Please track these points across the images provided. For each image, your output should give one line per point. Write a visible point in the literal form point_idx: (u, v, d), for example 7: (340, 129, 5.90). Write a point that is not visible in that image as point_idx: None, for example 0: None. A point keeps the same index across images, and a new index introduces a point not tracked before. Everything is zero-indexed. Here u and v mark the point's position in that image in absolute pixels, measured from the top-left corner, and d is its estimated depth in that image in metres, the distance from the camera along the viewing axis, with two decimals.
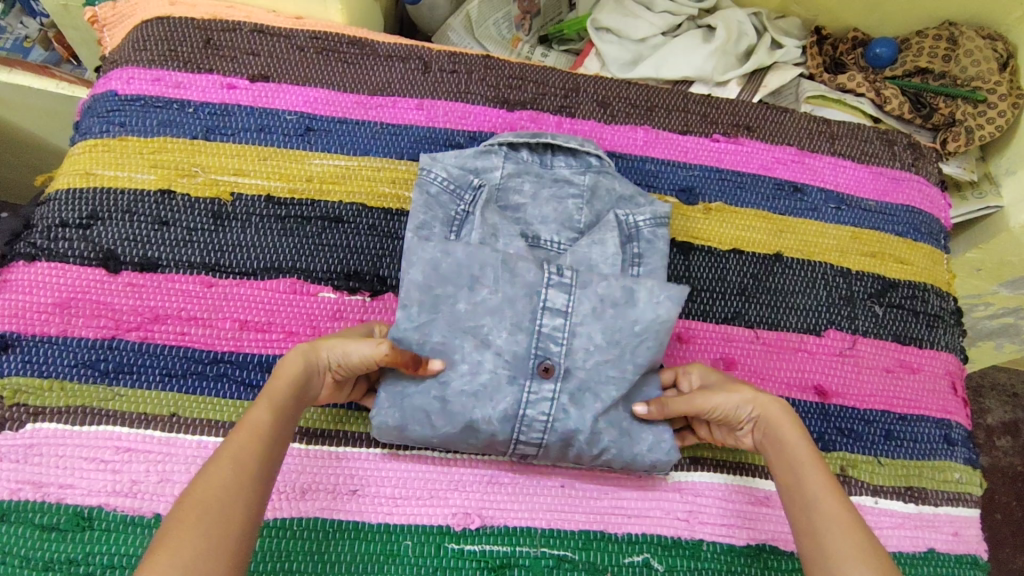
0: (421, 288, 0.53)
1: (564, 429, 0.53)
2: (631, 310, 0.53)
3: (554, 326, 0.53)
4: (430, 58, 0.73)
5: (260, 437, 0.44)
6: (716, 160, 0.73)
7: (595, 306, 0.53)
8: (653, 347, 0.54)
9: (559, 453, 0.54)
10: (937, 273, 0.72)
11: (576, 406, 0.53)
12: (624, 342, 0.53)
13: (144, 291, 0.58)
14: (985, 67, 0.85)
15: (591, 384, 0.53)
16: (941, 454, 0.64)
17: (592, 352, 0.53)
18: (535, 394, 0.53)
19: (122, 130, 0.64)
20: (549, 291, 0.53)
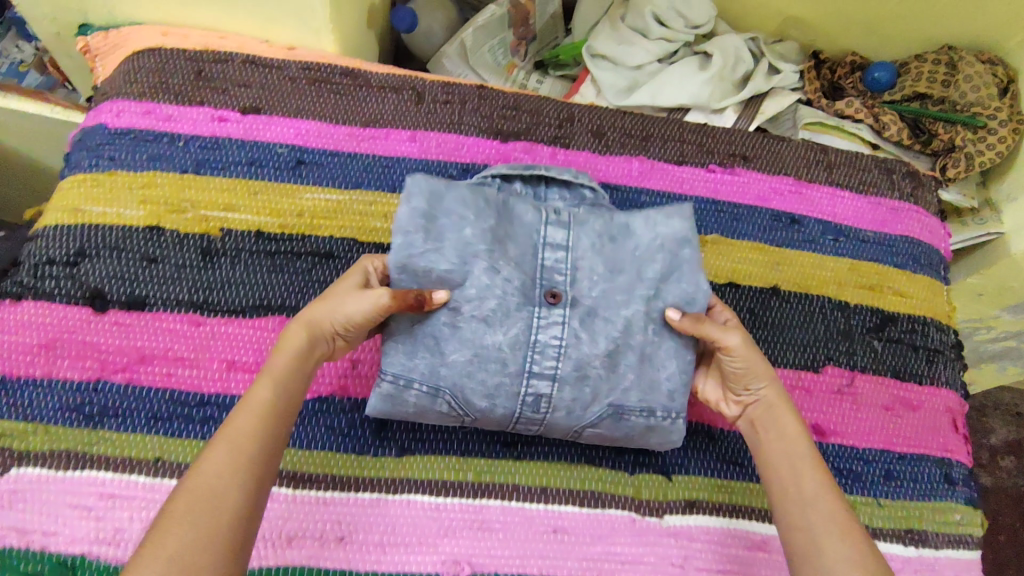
0: (421, 216, 0.53)
1: (576, 358, 0.52)
2: (629, 239, 0.54)
3: (557, 259, 0.53)
4: (424, 88, 0.72)
5: (261, 417, 0.46)
6: (712, 191, 0.72)
7: (594, 241, 0.54)
8: (661, 265, 0.54)
9: (575, 386, 0.52)
10: (937, 305, 0.71)
11: (587, 332, 0.52)
12: (629, 268, 0.53)
13: (131, 331, 0.58)
14: (984, 93, 0.84)
15: (601, 309, 0.52)
16: (941, 495, 0.63)
17: (598, 280, 0.53)
18: (545, 319, 0.52)
19: (111, 164, 0.64)
20: (549, 227, 0.54)
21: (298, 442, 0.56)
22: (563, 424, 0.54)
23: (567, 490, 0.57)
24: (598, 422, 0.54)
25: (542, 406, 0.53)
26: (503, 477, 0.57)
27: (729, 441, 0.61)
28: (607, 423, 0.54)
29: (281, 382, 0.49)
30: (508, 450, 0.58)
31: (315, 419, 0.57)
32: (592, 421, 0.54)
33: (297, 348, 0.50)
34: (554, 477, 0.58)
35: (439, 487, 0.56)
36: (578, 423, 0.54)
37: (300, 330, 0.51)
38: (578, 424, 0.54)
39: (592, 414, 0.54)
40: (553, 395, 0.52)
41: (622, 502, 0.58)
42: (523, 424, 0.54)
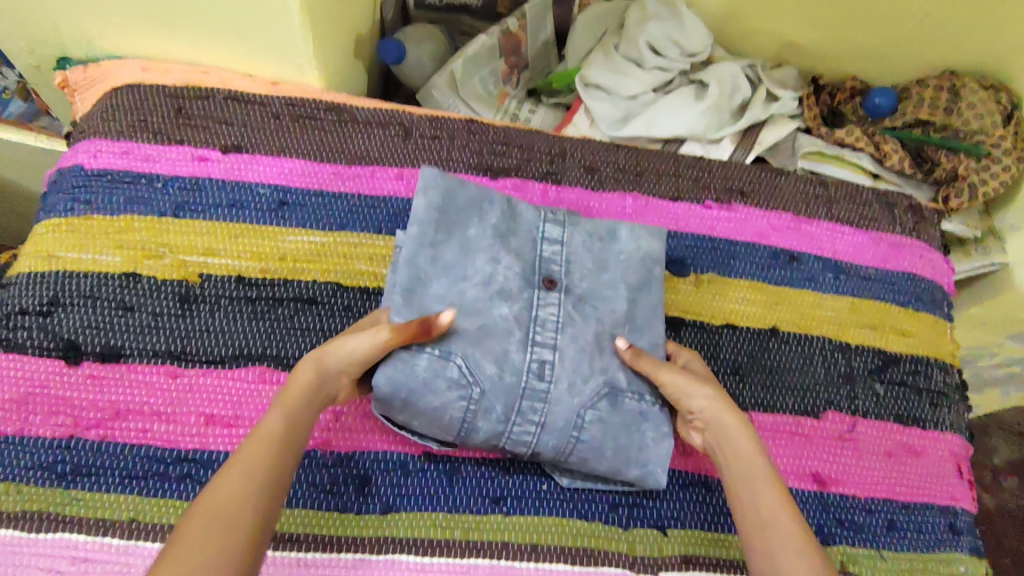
0: (437, 209, 0.55)
1: (573, 335, 0.54)
2: (616, 242, 0.59)
3: (554, 251, 0.57)
4: (411, 122, 0.70)
5: (269, 447, 0.43)
6: (708, 228, 0.70)
7: (585, 240, 0.58)
8: (638, 274, 0.59)
9: (575, 364, 0.54)
10: (940, 345, 0.69)
11: (580, 315, 0.55)
12: (614, 266, 0.58)
13: (105, 384, 0.56)
14: (989, 121, 0.81)
15: (593, 295, 0.56)
16: (946, 545, 0.61)
17: (588, 273, 0.57)
18: (543, 301, 0.55)
19: (87, 208, 0.62)
20: (545, 226, 0.58)
21: None
22: (566, 406, 0.53)
23: (559, 547, 0.55)
24: (599, 402, 0.54)
25: (545, 376, 0.53)
26: (492, 535, 0.55)
27: (728, 492, 0.59)
28: (604, 406, 0.54)
29: (288, 413, 0.45)
30: (497, 506, 0.56)
31: (297, 475, 0.55)
32: (594, 399, 0.54)
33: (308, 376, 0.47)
34: (545, 533, 0.56)
35: (426, 545, 0.54)
36: (580, 400, 0.53)
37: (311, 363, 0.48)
38: (578, 408, 0.53)
39: (591, 391, 0.54)
40: (555, 365, 0.53)
41: (617, 559, 0.56)
42: (529, 400, 0.53)
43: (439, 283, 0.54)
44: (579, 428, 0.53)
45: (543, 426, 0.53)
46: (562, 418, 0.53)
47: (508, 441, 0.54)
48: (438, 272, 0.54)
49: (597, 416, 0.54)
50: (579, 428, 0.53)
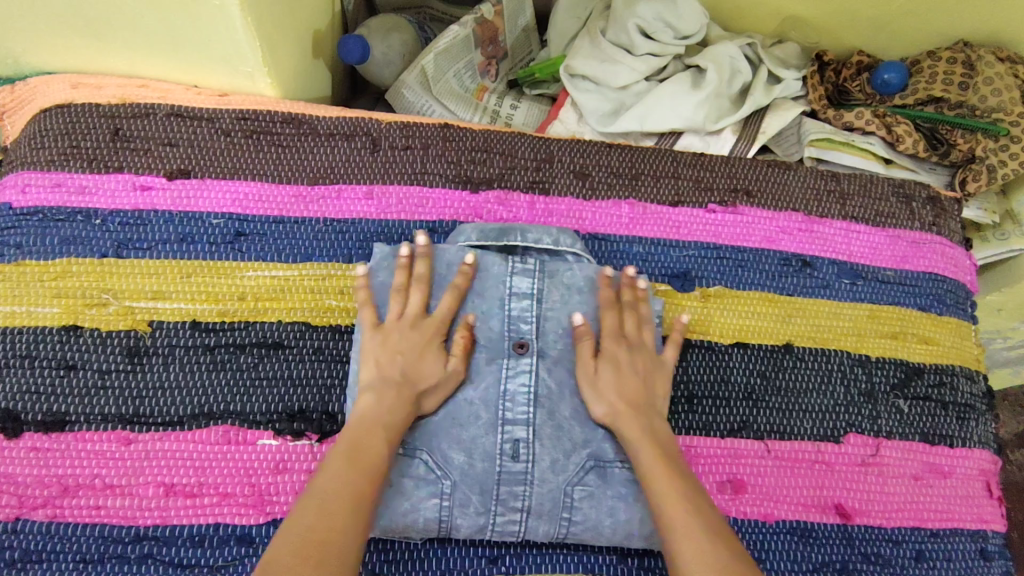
0: (388, 289, 0.54)
1: (549, 409, 0.52)
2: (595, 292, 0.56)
3: (523, 308, 0.54)
4: (379, 131, 0.63)
5: (357, 464, 0.44)
6: (713, 234, 0.64)
7: (564, 293, 0.55)
8: None
9: (554, 443, 0.52)
10: (965, 350, 0.64)
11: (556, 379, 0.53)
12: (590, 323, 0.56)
13: (49, 457, 0.50)
14: (1008, 97, 0.75)
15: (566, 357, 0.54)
16: (979, 574, 0.57)
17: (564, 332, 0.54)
18: (514, 369, 0.53)
19: (19, 252, 0.55)
20: (515, 279, 0.55)
21: None
22: (549, 487, 0.51)
23: None
24: (585, 478, 0.51)
25: (520, 455, 0.51)
26: None
27: (744, 532, 0.55)
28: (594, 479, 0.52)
29: (391, 442, 0.47)
30: (495, 567, 0.52)
31: None
32: (580, 475, 0.51)
33: (393, 421, 0.48)
34: None
35: None
36: (564, 478, 0.51)
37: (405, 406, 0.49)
38: (565, 487, 0.51)
39: (576, 466, 0.51)
40: (530, 443, 0.51)
41: None
42: (507, 484, 0.50)
43: None
44: (571, 513, 0.51)
45: (529, 513, 0.51)
46: (547, 500, 0.51)
47: (493, 532, 0.51)
48: None
49: (586, 492, 0.51)
50: (569, 509, 0.51)
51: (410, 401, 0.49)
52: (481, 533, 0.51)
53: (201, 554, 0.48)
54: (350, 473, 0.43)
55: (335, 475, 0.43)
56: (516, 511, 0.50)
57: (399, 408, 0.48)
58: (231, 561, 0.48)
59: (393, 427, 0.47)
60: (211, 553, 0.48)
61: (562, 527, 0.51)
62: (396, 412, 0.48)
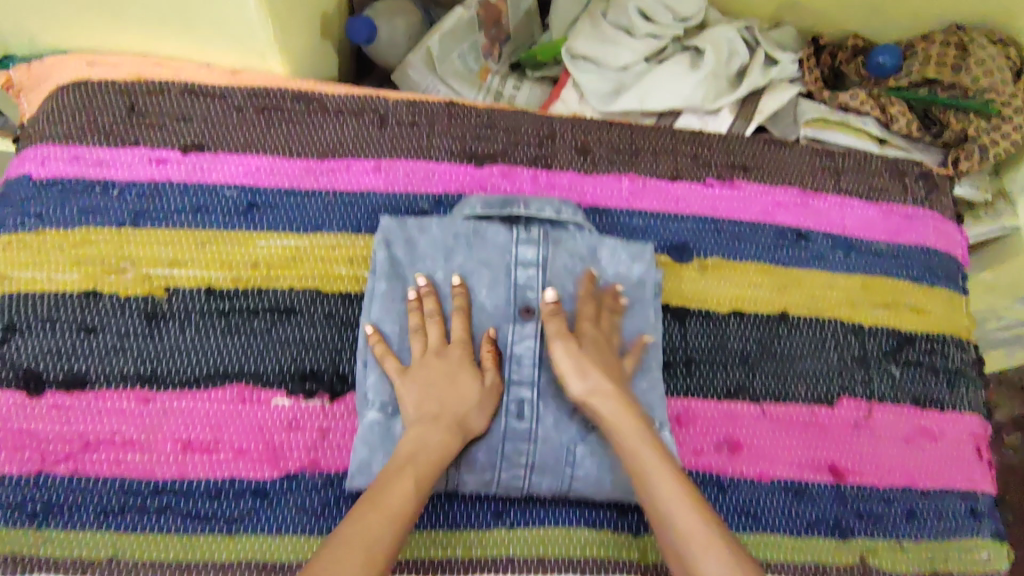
0: (398, 262, 0.56)
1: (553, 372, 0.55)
2: (597, 262, 0.58)
3: (529, 276, 0.56)
4: (387, 108, 0.65)
5: (388, 513, 0.44)
6: (711, 208, 0.66)
7: (567, 262, 0.57)
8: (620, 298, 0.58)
9: (558, 403, 0.54)
10: (956, 320, 0.66)
11: None
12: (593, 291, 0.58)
13: (71, 415, 0.52)
14: (998, 78, 0.77)
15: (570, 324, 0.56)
16: (966, 531, 0.59)
17: (569, 298, 0.57)
18: (519, 334, 0.55)
19: (38, 221, 0.57)
20: (519, 248, 0.57)
21: (268, 528, 0.50)
22: (553, 445, 0.53)
23: (567, 559, 0.53)
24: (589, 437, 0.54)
25: (525, 415, 0.53)
26: (498, 550, 0.53)
27: (740, 489, 0.57)
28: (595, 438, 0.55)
29: (421, 486, 0.47)
30: (500, 520, 0.53)
31: (288, 499, 0.51)
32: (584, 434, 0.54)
33: (431, 457, 0.48)
34: (552, 545, 0.53)
35: (429, 566, 0.52)
36: (567, 437, 0.53)
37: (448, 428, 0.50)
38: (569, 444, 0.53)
39: (580, 425, 0.54)
40: (535, 403, 0.54)
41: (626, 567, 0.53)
42: (512, 443, 0.53)
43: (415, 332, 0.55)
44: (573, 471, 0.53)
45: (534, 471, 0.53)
46: (552, 457, 0.53)
47: (499, 487, 0.53)
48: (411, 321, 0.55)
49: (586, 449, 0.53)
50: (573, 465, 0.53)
51: (455, 431, 0.50)
52: (488, 487, 0.53)
53: (218, 507, 0.50)
54: (379, 515, 0.44)
55: (359, 522, 0.44)
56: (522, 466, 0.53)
57: (442, 438, 0.49)
58: (247, 512, 0.51)
59: (427, 464, 0.48)
60: (227, 506, 0.51)
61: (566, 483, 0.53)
62: (439, 440, 0.49)
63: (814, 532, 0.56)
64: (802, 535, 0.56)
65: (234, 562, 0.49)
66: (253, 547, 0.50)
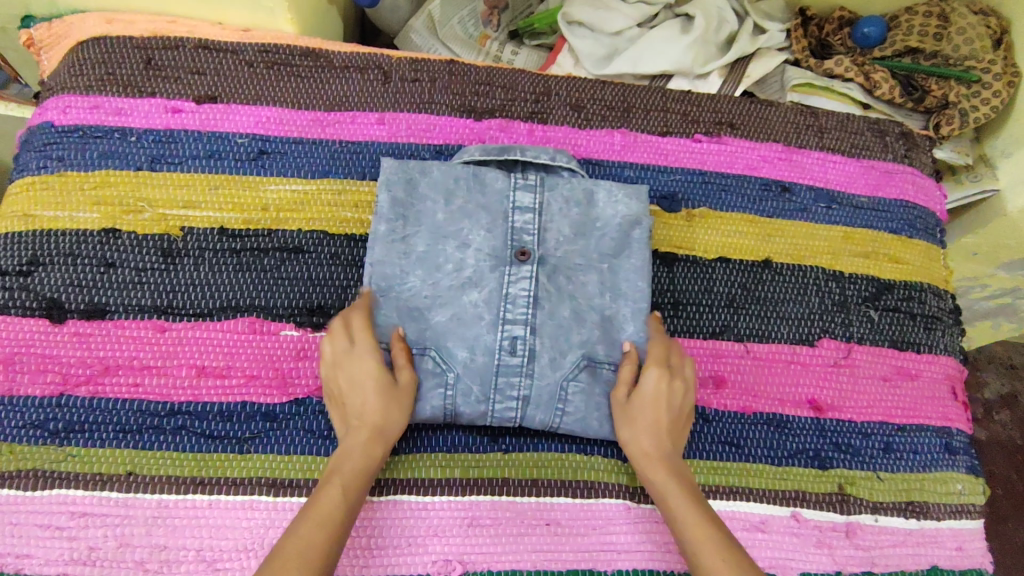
0: (400, 205, 0.57)
1: (549, 311, 0.55)
2: (594, 206, 0.59)
3: (526, 220, 0.57)
4: (390, 65, 0.68)
5: (319, 524, 0.44)
6: (699, 162, 0.69)
7: (563, 207, 0.58)
8: (615, 240, 0.59)
9: (553, 341, 0.55)
10: (934, 270, 0.69)
11: (555, 285, 0.56)
12: (589, 233, 0.58)
13: (92, 341, 0.55)
14: (978, 46, 0.79)
15: (565, 266, 0.57)
16: (942, 466, 0.61)
17: (564, 240, 0.57)
18: (515, 275, 0.55)
19: (60, 165, 0.60)
20: (517, 193, 0.58)
21: (277, 448, 0.53)
22: (548, 381, 0.55)
23: (559, 482, 0.56)
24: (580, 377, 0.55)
25: (518, 351, 0.54)
26: (493, 472, 0.56)
27: (724, 421, 0.60)
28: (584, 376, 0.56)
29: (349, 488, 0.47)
30: (496, 444, 0.57)
31: (296, 422, 0.54)
32: (575, 372, 0.55)
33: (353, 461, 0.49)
34: (545, 468, 0.56)
35: (427, 485, 0.54)
36: (560, 374, 0.55)
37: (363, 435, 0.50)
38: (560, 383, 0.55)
39: (572, 363, 0.55)
40: (529, 340, 0.54)
41: (616, 490, 0.56)
42: (505, 376, 0.54)
43: (416, 273, 0.56)
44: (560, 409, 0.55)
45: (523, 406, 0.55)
46: (543, 393, 0.55)
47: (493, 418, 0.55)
48: (411, 262, 0.56)
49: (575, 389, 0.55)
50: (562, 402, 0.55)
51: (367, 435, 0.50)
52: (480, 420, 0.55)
53: (230, 427, 0.54)
54: (314, 525, 0.44)
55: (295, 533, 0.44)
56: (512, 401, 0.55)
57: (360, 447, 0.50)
58: (257, 433, 0.54)
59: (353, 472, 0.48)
60: (238, 427, 0.54)
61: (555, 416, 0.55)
62: (358, 452, 0.50)
63: (795, 462, 0.59)
64: (782, 465, 0.59)
65: (243, 479, 0.52)
66: (262, 465, 0.53)
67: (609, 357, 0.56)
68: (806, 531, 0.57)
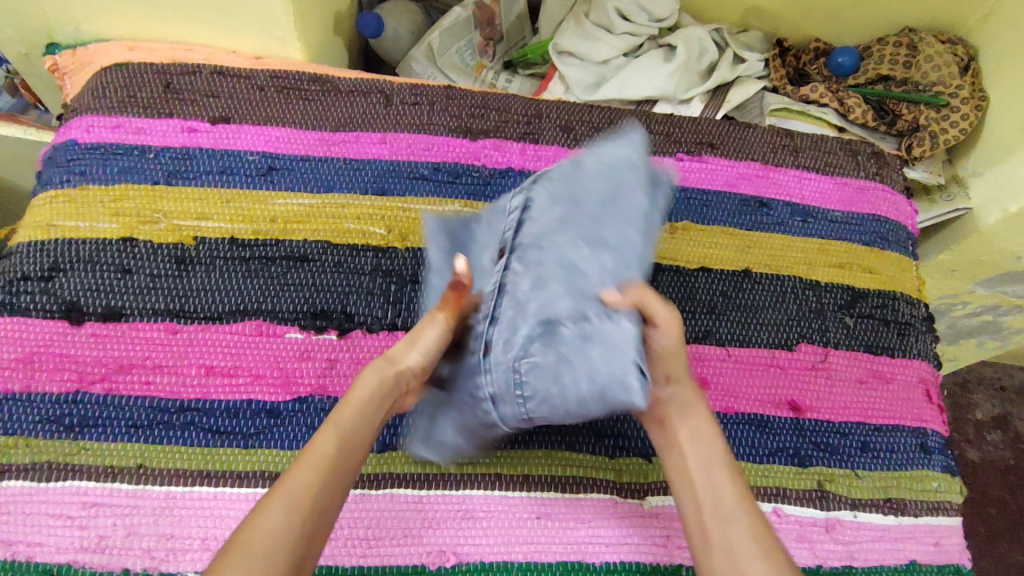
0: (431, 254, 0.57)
1: (511, 290, 0.48)
2: (582, 169, 0.49)
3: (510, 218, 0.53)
4: (392, 90, 0.73)
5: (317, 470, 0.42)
6: (681, 179, 0.73)
7: (546, 187, 0.51)
8: (604, 190, 0.47)
9: (510, 321, 0.48)
10: (907, 280, 0.72)
11: (524, 266, 0.48)
12: (572, 196, 0.48)
13: (107, 342, 0.58)
14: (946, 73, 0.85)
15: (541, 242, 0.48)
16: (918, 464, 0.64)
17: (540, 217, 0.49)
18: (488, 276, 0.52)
19: (82, 179, 0.64)
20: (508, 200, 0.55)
21: (280, 444, 0.56)
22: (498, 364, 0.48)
23: (549, 477, 0.58)
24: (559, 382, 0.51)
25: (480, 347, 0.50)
26: (486, 468, 0.58)
27: None
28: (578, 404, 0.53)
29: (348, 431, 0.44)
30: None
31: (299, 418, 0.57)
32: (525, 347, 0.47)
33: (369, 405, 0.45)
34: (535, 465, 0.59)
35: (423, 480, 0.57)
36: (512, 354, 0.47)
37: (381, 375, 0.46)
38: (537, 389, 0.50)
39: (523, 337, 0.47)
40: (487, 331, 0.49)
41: (604, 486, 0.59)
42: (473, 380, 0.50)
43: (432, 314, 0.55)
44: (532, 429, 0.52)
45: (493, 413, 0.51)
46: (499, 382, 0.48)
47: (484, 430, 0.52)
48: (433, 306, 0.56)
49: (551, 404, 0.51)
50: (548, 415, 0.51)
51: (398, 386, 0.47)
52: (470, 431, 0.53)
53: (236, 423, 0.56)
54: (303, 470, 0.42)
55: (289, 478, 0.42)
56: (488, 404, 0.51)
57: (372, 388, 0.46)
58: (261, 429, 0.57)
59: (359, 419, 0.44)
60: (244, 423, 0.57)
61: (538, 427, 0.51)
62: (371, 388, 0.46)
63: (775, 459, 0.62)
64: (764, 463, 0.61)
65: (248, 472, 0.55)
66: (266, 459, 0.56)
67: (571, 310, 0.45)
68: (787, 526, 0.59)
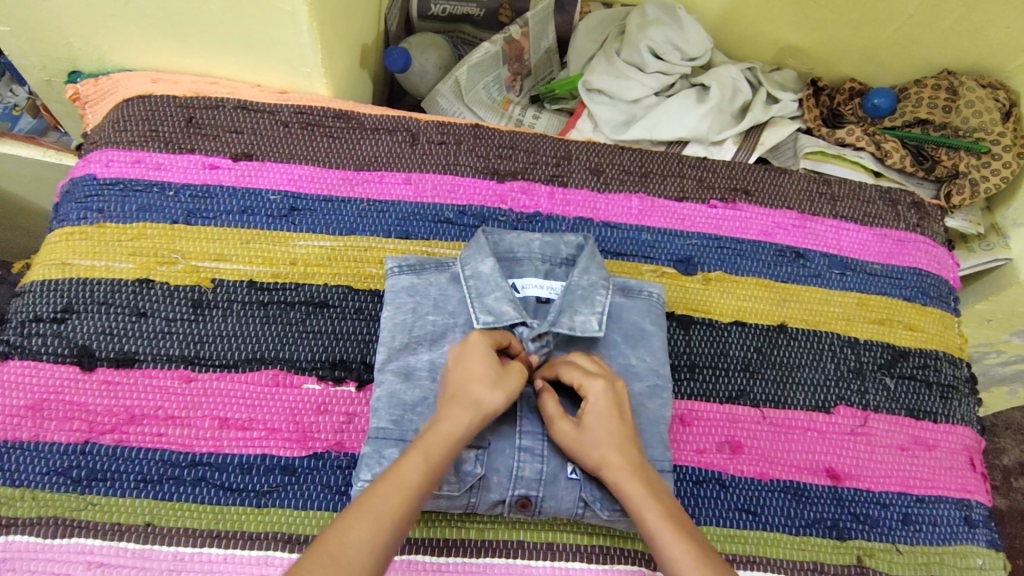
0: (418, 361, 0.56)
1: (410, 384, 0.54)
2: (427, 274, 0.60)
3: (426, 327, 0.57)
4: (418, 128, 0.71)
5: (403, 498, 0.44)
6: (714, 227, 0.71)
7: (402, 306, 0.58)
8: (436, 280, 0.59)
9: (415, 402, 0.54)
10: (948, 338, 0.69)
11: (407, 363, 0.56)
12: (419, 296, 0.58)
13: (119, 390, 0.56)
14: (987, 118, 0.79)
15: (416, 335, 0.57)
16: (962, 539, 0.61)
17: (414, 318, 0.58)
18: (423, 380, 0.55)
19: (99, 216, 0.63)
20: (426, 300, 0.58)
21: (294, 503, 0.54)
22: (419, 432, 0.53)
23: (573, 546, 0.56)
24: (519, 436, 0.54)
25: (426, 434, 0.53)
26: (508, 534, 0.55)
27: (741, 488, 0.60)
28: None
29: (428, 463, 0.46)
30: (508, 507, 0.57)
31: (315, 477, 0.55)
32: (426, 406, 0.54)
33: (455, 435, 0.47)
34: (560, 532, 0.56)
35: (442, 546, 0.54)
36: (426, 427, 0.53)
37: (464, 414, 0.48)
38: (509, 450, 0.53)
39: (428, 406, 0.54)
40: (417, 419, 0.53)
41: (632, 556, 0.56)
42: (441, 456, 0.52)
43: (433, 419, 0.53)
44: (554, 489, 0.53)
45: (480, 459, 0.52)
46: None
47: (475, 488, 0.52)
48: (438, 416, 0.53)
49: (527, 449, 0.53)
50: (542, 459, 0.53)
51: (473, 419, 0.48)
52: (499, 507, 0.53)
53: (249, 480, 0.54)
54: (388, 491, 0.44)
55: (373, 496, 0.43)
56: (470, 450, 0.52)
57: (456, 419, 0.48)
58: (275, 487, 0.54)
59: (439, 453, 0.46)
60: (257, 480, 0.54)
61: (542, 472, 0.53)
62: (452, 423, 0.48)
63: (813, 531, 0.59)
64: (799, 534, 0.59)
65: (260, 534, 0.52)
66: (279, 520, 0.53)
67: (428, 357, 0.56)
68: None
